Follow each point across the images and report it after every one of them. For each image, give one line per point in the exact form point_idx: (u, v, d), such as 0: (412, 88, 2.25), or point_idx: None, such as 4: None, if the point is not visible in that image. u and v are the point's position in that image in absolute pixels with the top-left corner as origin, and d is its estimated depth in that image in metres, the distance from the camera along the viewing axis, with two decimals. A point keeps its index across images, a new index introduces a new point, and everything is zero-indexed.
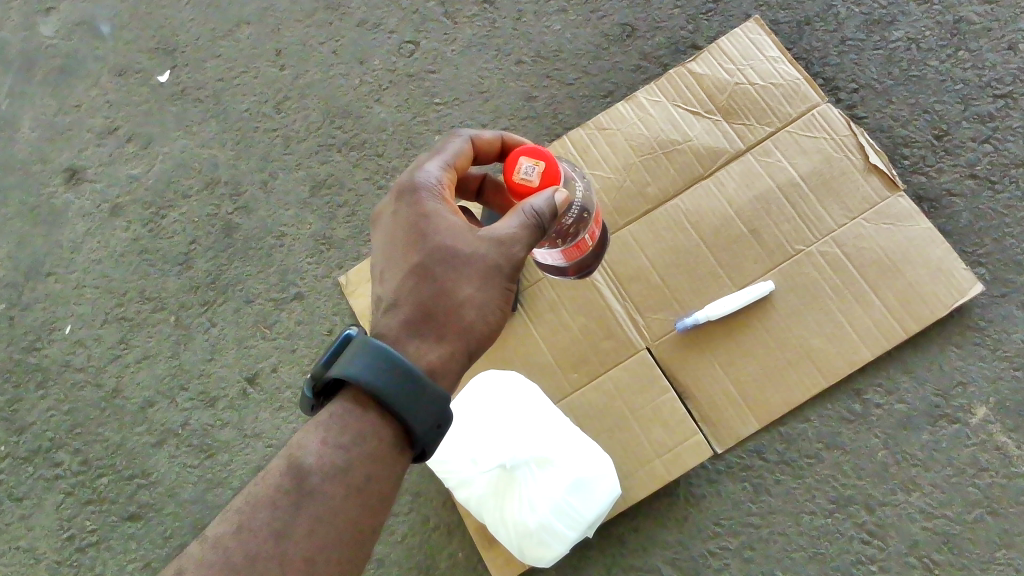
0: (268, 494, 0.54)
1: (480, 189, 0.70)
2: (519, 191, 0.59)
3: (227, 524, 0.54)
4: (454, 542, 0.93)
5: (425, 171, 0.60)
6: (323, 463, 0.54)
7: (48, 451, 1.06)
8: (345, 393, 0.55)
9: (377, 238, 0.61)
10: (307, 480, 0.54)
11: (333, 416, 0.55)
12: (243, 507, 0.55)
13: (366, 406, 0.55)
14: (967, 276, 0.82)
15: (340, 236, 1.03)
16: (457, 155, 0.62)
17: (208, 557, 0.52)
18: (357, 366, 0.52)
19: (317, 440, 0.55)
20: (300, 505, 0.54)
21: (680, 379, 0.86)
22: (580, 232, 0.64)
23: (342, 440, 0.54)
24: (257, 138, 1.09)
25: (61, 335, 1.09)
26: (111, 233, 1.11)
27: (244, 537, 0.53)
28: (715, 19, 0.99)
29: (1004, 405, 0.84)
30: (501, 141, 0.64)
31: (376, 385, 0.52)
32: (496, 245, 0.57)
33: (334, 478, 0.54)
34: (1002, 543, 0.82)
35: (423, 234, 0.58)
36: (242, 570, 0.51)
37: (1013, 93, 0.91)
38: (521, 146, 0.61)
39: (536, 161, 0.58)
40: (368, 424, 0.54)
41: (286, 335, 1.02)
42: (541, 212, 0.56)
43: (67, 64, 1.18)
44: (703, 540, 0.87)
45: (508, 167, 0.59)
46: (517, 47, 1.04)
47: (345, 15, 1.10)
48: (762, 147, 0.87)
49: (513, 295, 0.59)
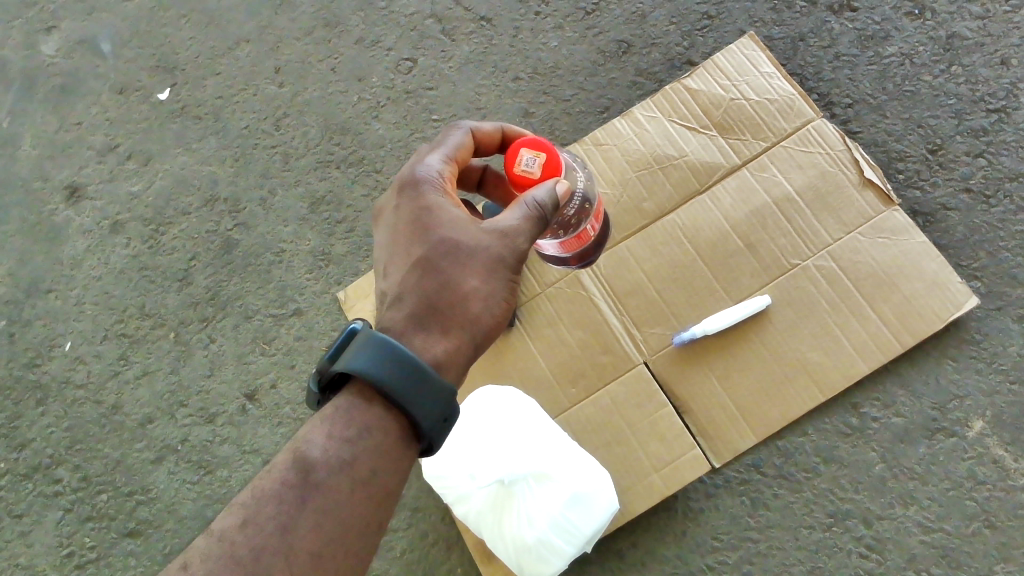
0: (274, 487, 0.54)
1: (481, 181, 0.70)
2: (521, 183, 0.59)
3: (233, 517, 0.54)
4: (453, 555, 0.93)
5: (426, 164, 0.60)
6: (329, 457, 0.55)
7: (48, 467, 1.06)
8: (351, 386, 0.56)
9: (381, 234, 0.62)
10: (313, 473, 0.54)
11: (339, 411, 0.55)
12: (248, 501, 0.55)
13: (371, 400, 0.55)
14: (962, 289, 0.82)
15: (339, 252, 1.04)
16: (457, 148, 0.62)
17: (214, 551, 0.52)
18: (362, 359, 0.52)
19: (322, 434, 0.55)
20: (306, 498, 0.54)
21: (678, 394, 0.86)
22: (581, 223, 0.64)
23: (348, 433, 0.55)
24: (257, 154, 1.10)
25: (61, 352, 1.10)
26: (111, 249, 1.12)
27: (251, 531, 0.53)
28: (710, 35, 1.00)
29: (1001, 418, 0.84)
30: (501, 134, 0.65)
31: (380, 379, 0.52)
32: (500, 237, 0.57)
33: (340, 471, 0.54)
34: (1000, 557, 0.82)
35: (426, 227, 0.58)
36: (249, 566, 0.51)
37: (1006, 108, 0.91)
38: (521, 139, 0.61)
39: (538, 153, 0.59)
40: (373, 418, 0.55)
41: (286, 351, 1.03)
42: (544, 203, 0.56)
43: (68, 82, 1.18)
44: (702, 554, 0.87)
45: (509, 159, 0.59)
46: (514, 64, 1.05)
47: (344, 32, 1.11)
48: (757, 163, 0.88)
49: (517, 286, 0.59)
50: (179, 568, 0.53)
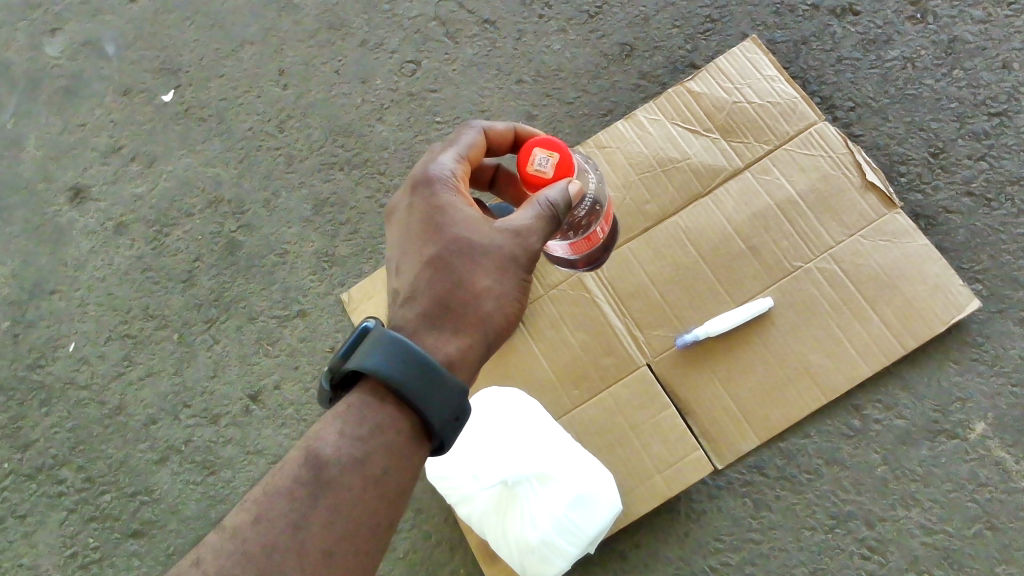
0: (285, 484, 0.55)
1: (493, 179, 0.71)
2: (533, 183, 0.59)
3: (244, 514, 0.54)
4: (456, 557, 0.94)
5: (439, 163, 0.61)
6: (341, 454, 0.55)
7: (52, 468, 1.06)
8: (363, 385, 0.56)
9: (393, 232, 0.62)
10: (325, 471, 0.55)
11: (351, 408, 0.56)
12: (260, 498, 0.55)
13: (383, 398, 0.55)
14: (964, 292, 0.83)
15: (342, 253, 1.04)
16: (471, 147, 0.63)
17: (226, 547, 0.53)
18: (375, 358, 0.53)
19: (334, 432, 0.56)
20: (317, 496, 0.54)
21: (681, 396, 0.87)
22: (592, 225, 0.65)
23: (361, 432, 0.55)
24: (260, 156, 1.10)
25: (66, 352, 1.10)
26: (115, 250, 1.12)
27: (263, 527, 0.53)
28: (712, 39, 1.00)
29: (1002, 420, 0.85)
30: (513, 133, 0.65)
31: (393, 377, 0.52)
32: (513, 236, 0.57)
33: (351, 468, 0.55)
34: (1002, 558, 0.82)
35: (438, 226, 0.58)
36: (260, 562, 0.52)
37: (1008, 111, 0.92)
38: (533, 138, 0.61)
39: (550, 152, 0.59)
40: (386, 416, 0.55)
41: (288, 353, 1.03)
42: (556, 203, 0.56)
43: (73, 84, 1.19)
44: (704, 555, 0.88)
45: (521, 159, 0.59)
46: (517, 67, 1.05)
47: (347, 35, 1.12)
48: (759, 165, 0.88)
49: (529, 286, 0.59)
50: (190, 563, 0.53)
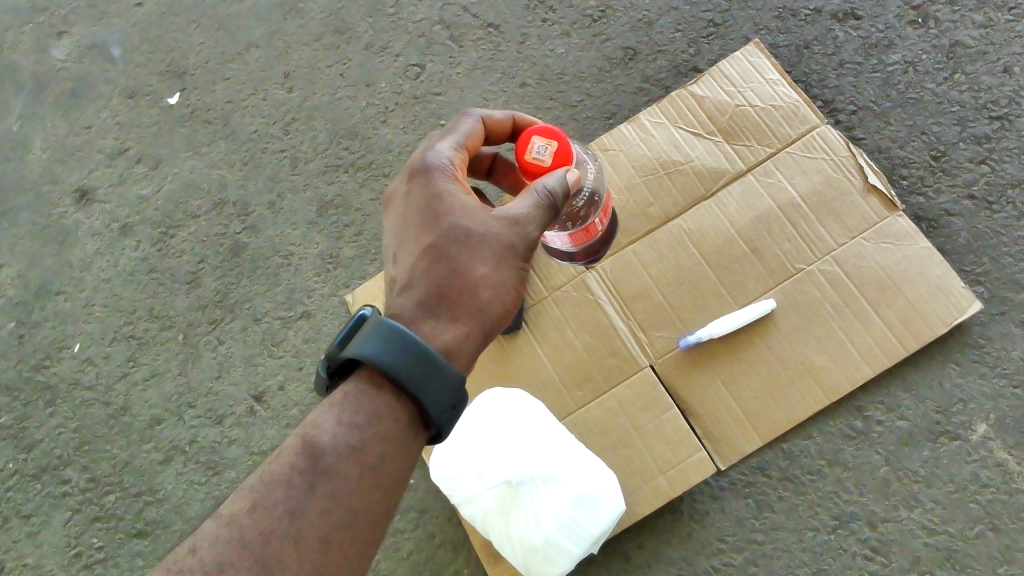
0: (282, 473, 0.55)
1: (491, 168, 0.71)
2: (532, 171, 0.59)
3: (242, 502, 0.55)
4: (460, 556, 0.94)
5: (437, 151, 0.61)
6: (338, 442, 0.55)
7: (57, 468, 1.07)
8: (360, 372, 0.56)
9: (391, 220, 0.63)
10: (322, 459, 0.55)
11: (348, 396, 0.56)
12: (257, 486, 0.56)
13: (380, 386, 0.56)
14: (965, 294, 0.83)
15: (347, 255, 1.05)
16: (469, 135, 0.63)
17: (224, 535, 0.53)
18: (371, 346, 0.53)
19: (332, 420, 0.56)
20: (314, 484, 0.55)
21: (684, 396, 0.87)
22: (590, 216, 0.65)
23: (357, 419, 0.55)
24: (265, 158, 1.11)
25: (71, 353, 1.11)
26: (120, 252, 1.13)
27: (260, 515, 0.54)
28: (716, 43, 1.01)
29: (1004, 422, 0.85)
30: (511, 121, 0.65)
31: (389, 366, 0.53)
32: (510, 225, 0.58)
33: (349, 457, 0.55)
34: (1004, 559, 0.83)
35: (436, 214, 0.59)
36: (258, 550, 0.53)
37: (1009, 115, 0.92)
38: (531, 127, 0.61)
39: (549, 140, 0.58)
40: (383, 404, 0.55)
41: (294, 353, 1.03)
42: (555, 191, 0.56)
43: (79, 86, 1.20)
44: (707, 556, 0.88)
45: (520, 147, 0.59)
46: (522, 70, 1.06)
47: (352, 38, 1.12)
48: (762, 168, 0.89)
49: (526, 275, 0.60)
50: (189, 552, 0.54)
